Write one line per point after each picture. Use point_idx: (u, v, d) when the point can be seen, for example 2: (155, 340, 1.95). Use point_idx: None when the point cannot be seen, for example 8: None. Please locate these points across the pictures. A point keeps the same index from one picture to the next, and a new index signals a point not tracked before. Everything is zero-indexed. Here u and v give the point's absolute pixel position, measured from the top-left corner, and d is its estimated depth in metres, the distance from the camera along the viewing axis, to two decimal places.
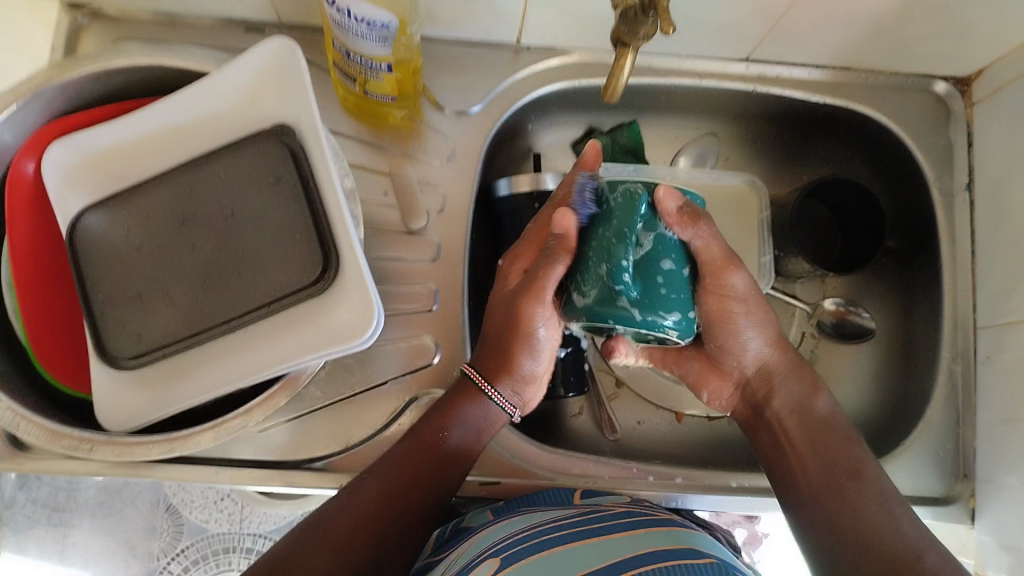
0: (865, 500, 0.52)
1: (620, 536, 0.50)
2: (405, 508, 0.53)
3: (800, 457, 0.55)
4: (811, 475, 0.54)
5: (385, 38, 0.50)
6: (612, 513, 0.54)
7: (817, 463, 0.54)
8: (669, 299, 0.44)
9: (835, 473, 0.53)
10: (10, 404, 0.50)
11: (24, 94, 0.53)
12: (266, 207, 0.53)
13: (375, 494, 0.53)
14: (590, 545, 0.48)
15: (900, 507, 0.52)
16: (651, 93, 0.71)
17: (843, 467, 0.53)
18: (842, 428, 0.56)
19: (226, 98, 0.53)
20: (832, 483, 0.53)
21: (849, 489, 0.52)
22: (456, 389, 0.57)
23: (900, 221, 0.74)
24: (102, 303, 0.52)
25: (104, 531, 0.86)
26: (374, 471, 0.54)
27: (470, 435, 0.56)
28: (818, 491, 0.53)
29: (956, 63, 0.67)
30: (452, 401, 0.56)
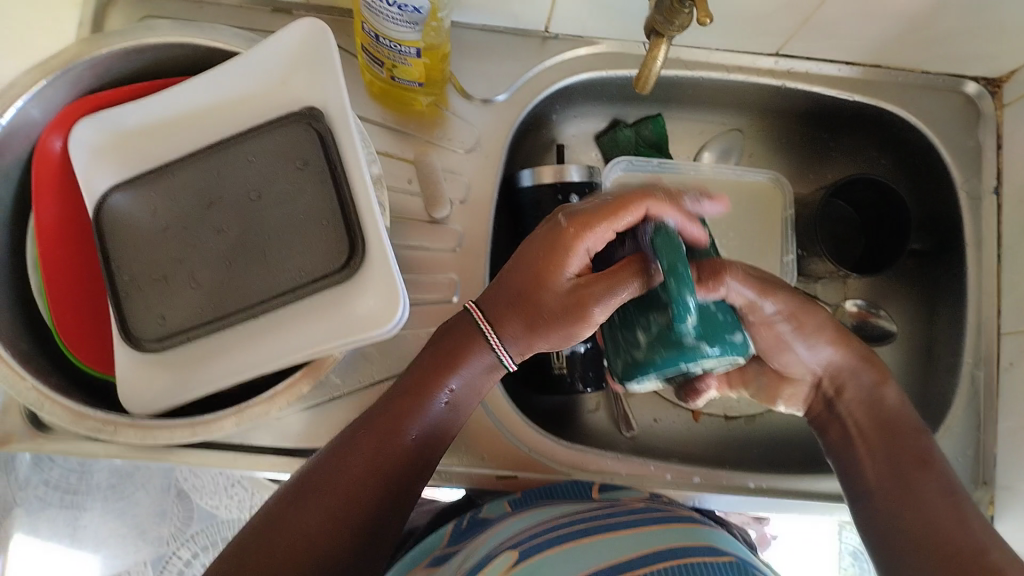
0: (931, 490, 0.51)
1: (640, 530, 0.49)
2: (392, 466, 0.48)
3: (871, 449, 0.54)
4: (877, 465, 0.53)
5: (416, 22, 0.50)
6: (630, 509, 0.54)
7: (885, 453, 0.54)
8: (726, 324, 0.49)
9: (903, 463, 0.52)
10: (32, 382, 0.50)
11: (53, 72, 0.53)
12: (292, 192, 0.52)
13: (367, 450, 0.48)
14: (610, 539, 0.48)
15: (965, 500, 0.50)
16: (678, 86, 0.70)
17: (911, 456, 0.53)
18: (911, 421, 0.55)
19: (254, 81, 0.53)
20: (898, 473, 0.52)
21: (916, 477, 0.51)
22: (457, 332, 0.52)
23: (927, 222, 0.73)
24: (126, 283, 0.52)
25: (115, 514, 0.86)
26: (372, 418, 0.49)
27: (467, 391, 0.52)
28: (884, 479, 0.53)
29: (988, 62, 0.66)
30: (456, 347, 0.51)
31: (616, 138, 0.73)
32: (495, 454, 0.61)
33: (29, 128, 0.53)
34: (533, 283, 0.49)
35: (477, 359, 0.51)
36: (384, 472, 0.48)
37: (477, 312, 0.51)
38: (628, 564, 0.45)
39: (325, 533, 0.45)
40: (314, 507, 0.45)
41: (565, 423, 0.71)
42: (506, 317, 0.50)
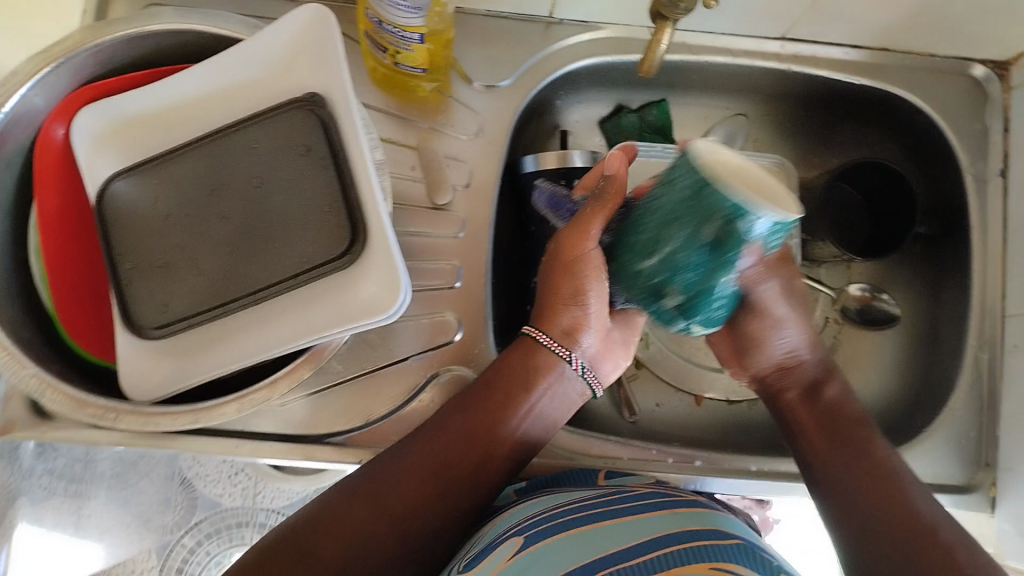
0: (883, 476, 0.52)
1: (650, 515, 0.49)
2: (455, 473, 0.51)
3: (814, 442, 0.56)
4: (823, 458, 0.55)
5: (419, 7, 0.49)
6: (636, 493, 0.54)
7: (826, 444, 0.55)
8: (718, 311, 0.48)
9: (850, 451, 0.54)
10: (34, 370, 0.50)
11: (56, 58, 0.52)
12: (294, 178, 0.52)
13: (423, 454, 0.51)
14: (620, 524, 0.48)
15: (913, 482, 0.52)
16: (682, 71, 0.70)
17: (855, 449, 0.54)
18: (852, 413, 0.56)
19: (257, 67, 0.53)
20: (843, 464, 0.54)
21: (860, 466, 0.53)
22: (517, 349, 0.55)
23: (933, 206, 0.73)
24: (129, 270, 0.52)
25: (119, 503, 0.86)
26: (438, 427, 0.52)
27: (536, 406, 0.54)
28: (838, 469, 0.54)
29: (995, 45, 0.66)
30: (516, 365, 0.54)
31: (620, 122, 0.72)
32: None
33: (32, 116, 0.53)
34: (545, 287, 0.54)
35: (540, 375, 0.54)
36: (461, 464, 0.51)
37: (539, 334, 0.54)
38: (636, 548, 0.45)
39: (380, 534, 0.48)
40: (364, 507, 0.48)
41: None
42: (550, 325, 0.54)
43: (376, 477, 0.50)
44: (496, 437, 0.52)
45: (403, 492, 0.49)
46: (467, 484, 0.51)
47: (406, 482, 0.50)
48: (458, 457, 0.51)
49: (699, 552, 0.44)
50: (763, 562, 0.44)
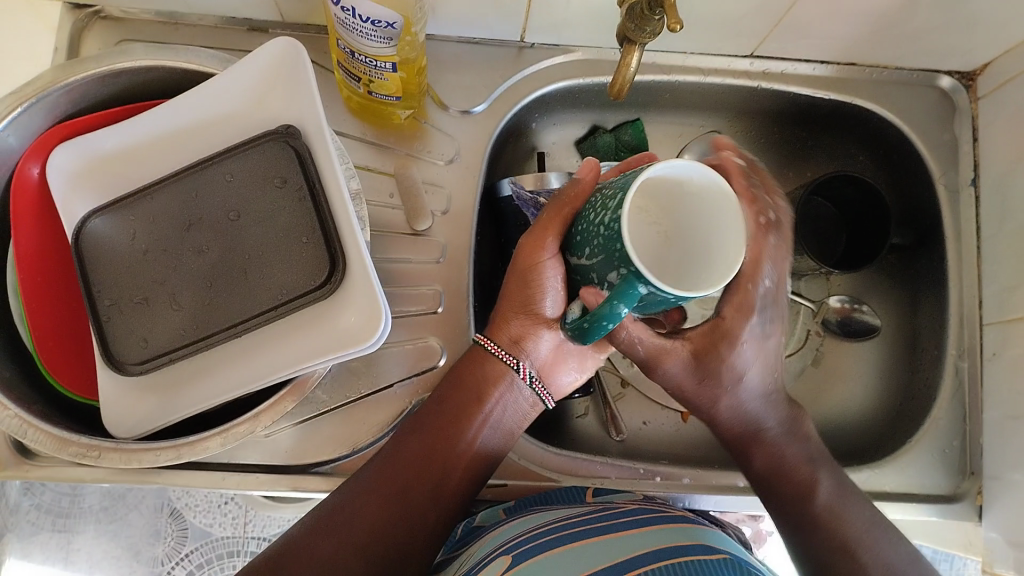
0: (832, 542, 0.53)
1: (635, 532, 0.49)
2: (415, 493, 0.51)
3: (774, 502, 0.55)
4: (784, 523, 0.55)
5: (390, 37, 0.50)
6: (622, 510, 0.54)
7: (783, 507, 0.55)
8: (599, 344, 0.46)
9: (811, 527, 0.53)
10: (15, 409, 0.50)
11: (27, 98, 0.52)
12: (272, 210, 0.52)
13: (376, 484, 0.51)
14: (607, 541, 0.48)
15: (863, 540, 0.53)
16: (655, 91, 0.71)
17: (810, 515, 0.54)
18: (799, 463, 0.55)
19: (231, 102, 0.53)
20: (802, 532, 0.54)
21: (818, 537, 0.53)
22: (468, 360, 0.54)
23: (906, 216, 0.74)
24: (107, 307, 0.52)
25: (108, 537, 0.85)
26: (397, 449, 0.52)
27: (490, 420, 0.54)
28: (802, 543, 0.54)
29: (960, 57, 0.67)
30: (467, 379, 0.54)
31: (595, 143, 0.73)
32: None
33: (6, 156, 0.53)
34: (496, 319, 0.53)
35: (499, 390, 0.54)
36: (419, 481, 0.51)
37: (488, 343, 0.53)
38: (623, 565, 0.45)
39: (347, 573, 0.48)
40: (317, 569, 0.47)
41: (556, 429, 0.71)
42: (498, 331, 0.53)
43: (332, 526, 0.49)
44: (452, 452, 0.52)
45: (366, 525, 0.49)
46: (427, 501, 0.52)
47: (371, 510, 0.50)
48: (417, 475, 0.52)
49: (683, 565, 0.44)
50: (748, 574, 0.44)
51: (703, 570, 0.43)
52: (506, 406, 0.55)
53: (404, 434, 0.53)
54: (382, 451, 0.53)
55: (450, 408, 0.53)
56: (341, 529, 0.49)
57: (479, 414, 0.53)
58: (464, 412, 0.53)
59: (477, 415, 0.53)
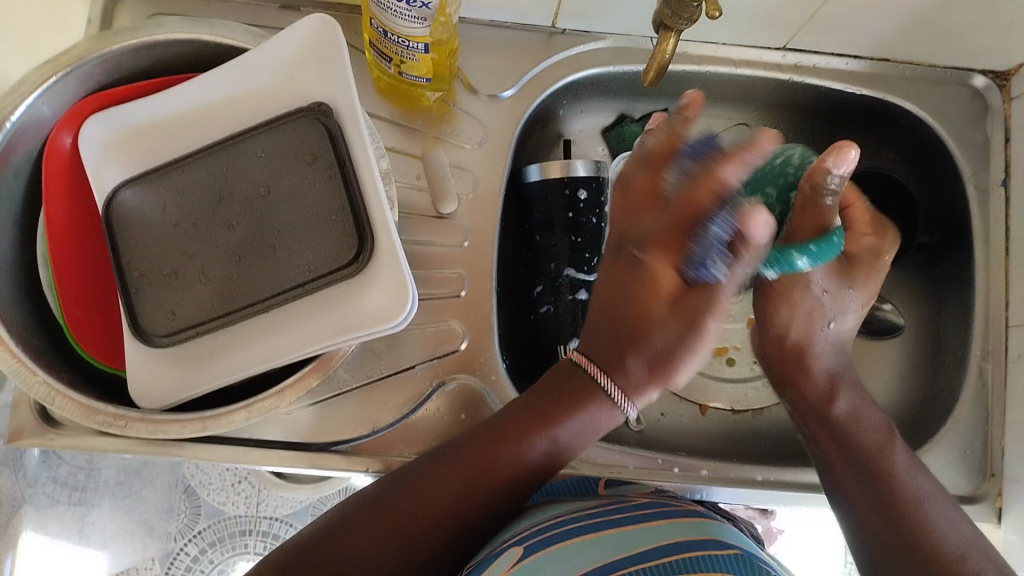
0: (902, 495, 0.53)
1: (645, 525, 0.49)
2: (477, 494, 0.50)
3: (835, 454, 0.56)
4: (845, 477, 0.55)
5: (424, 18, 0.50)
6: (636, 504, 0.54)
7: (846, 459, 0.56)
8: None
9: (879, 479, 0.54)
10: (43, 377, 0.50)
11: (63, 67, 0.53)
12: (302, 187, 0.52)
13: (446, 479, 0.50)
14: (619, 534, 0.48)
15: (932, 500, 0.53)
16: (686, 81, 0.70)
17: (876, 467, 0.54)
18: (866, 424, 0.57)
19: (264, 77, 0.53)
20: (864, 481, 0.54)
21: (882, 486, 0.53)
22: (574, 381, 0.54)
23: (932, 216, 0.73)
24: (136, 279, 0.52)
25: (123, 512, 0.87)
26: (470, 441, 0.52)
27: (575, 438, 0.53)
28: (866, 497, 0.54)
29: (996, 56, 0.66)
30: (566, 394, 0.54)
31: (623, 132, 0.74)
32: None
33: (40, 125, 0.53)
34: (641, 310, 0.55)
35: (597, 407, 0.54)
36: (498, 484, 0.51)
37: (590, 365, 0.55)
38: (634, 558, 0.45)
39: (416, 546, 0.48)
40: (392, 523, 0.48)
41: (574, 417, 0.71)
42: (617, 354, 0.55)
43: (418, 478, 0.50)
44: (526, 465, 0.52)
45: (438, 513, 0.49)
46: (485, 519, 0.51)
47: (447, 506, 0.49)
48: (504, 477, 0.51)
49: (691, 561, 0.44)
50: (758, 571, 0.44)
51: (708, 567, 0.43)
52: (593, 430, 0.54)
53: (475, 433, 0.52)
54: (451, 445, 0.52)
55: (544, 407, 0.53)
56: (426, 487, 0.50)
57: (574, 432, 0.53)
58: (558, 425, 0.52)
59: (566, 429, 0.53)
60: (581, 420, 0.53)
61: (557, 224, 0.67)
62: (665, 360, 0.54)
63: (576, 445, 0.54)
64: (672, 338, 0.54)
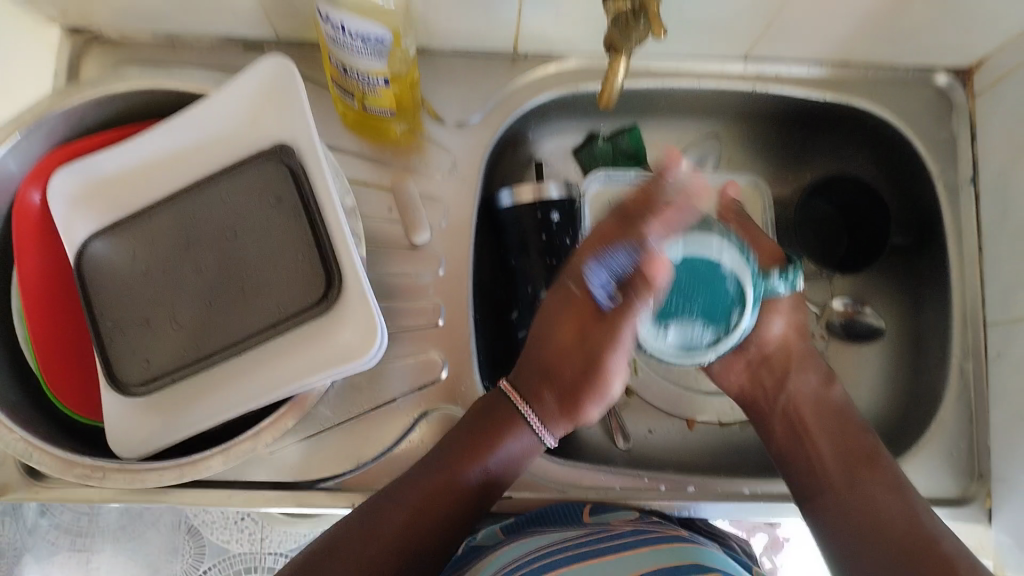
0: (881, 492, 0.55)
1: (627, 556, 0.49)
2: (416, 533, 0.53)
3: (818, 446, 0.58)
4: (830, 467, 0.57)
5: (381, 53, 0.51)
6: (618, 532, 0.53)
7: (832, 448, 0.58)
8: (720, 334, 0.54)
9: (862, 468, 0.56)
10: (22, 433, 0.51)
11: (26, 125, 0.54)
12: (267, 228, 0.53)
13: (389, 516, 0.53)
14: (598, 568, 0.48)
15: (906, 493, 0.55)
16: (651, 97, 0.71)
17: (860, 454, 0.57)
18: (852, 417, 0.60)
19: (224, 120, 0.53)
20: (850, 470, 0.56)
21: (866, 474, 0.56)
22: (494, 403, 0.58)
23: (908, 219, 0.73)
24: (109, 329, 0.52)
25: (127, 555, 0.87)
26: (416, 479, 0.54)
27: (506, 463, 0.57)
28: (855, 490, 0.55)
29: (955, 52, 0.67)
30: (493, 424, 0.56)
31: (592, 151, 0.74)
32: None
33: (7, 183, 0.54)
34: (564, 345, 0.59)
35: (517, 438, 0.57)
36: (445, 507, 0.54)
37: (520, 404, 0.58)
38: None
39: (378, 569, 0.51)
40: (370, 543, 0.52)
41: (560, 438, 0.71)
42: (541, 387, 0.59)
43: (386, 504, 0.54)
44: (471, 484, 0.55)
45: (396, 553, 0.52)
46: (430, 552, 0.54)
47: (414, 532, 0.53)
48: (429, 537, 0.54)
49: None
50: None
51: None
52: (525, 452, 0.58)
53: (423, 466, 0.55)
54: (406, 478, 0.55)
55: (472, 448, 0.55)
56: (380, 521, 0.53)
57: (509, 449, 0.57)
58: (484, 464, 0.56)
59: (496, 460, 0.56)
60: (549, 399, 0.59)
61: (531, 248, 0.67)
62: (593, 371, 0.58)
63: (513, 470, 0.58)
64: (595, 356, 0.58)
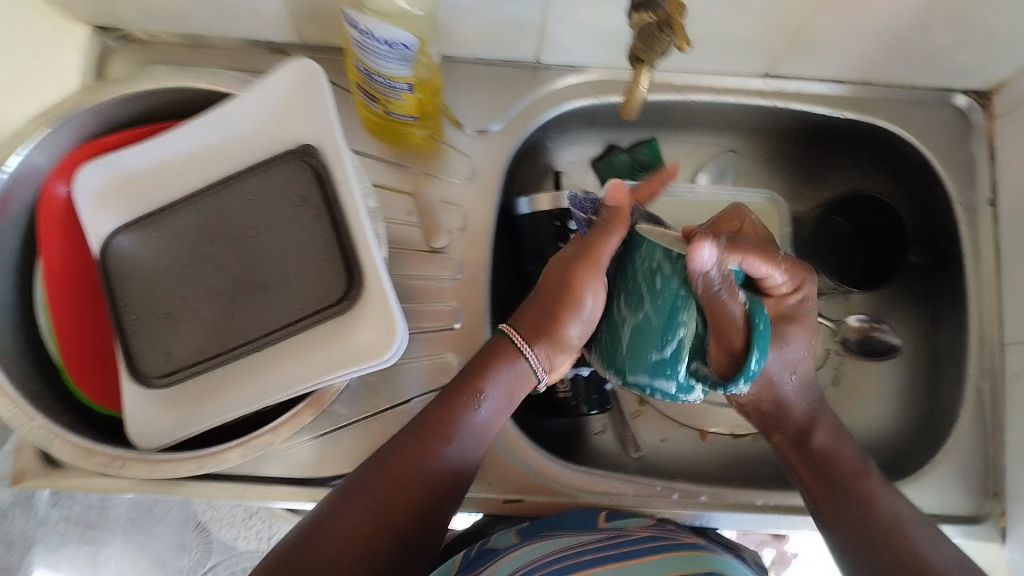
0: (887, 528, 0.53)
1: (645, 563, 0.49)
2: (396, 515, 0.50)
3: (815, 487, 0.56)
4: (826, 508, 0.56)
5: (406, 58, 0.51)
6: (636, 537, 0.54)
7: (824, 489, 0.56)
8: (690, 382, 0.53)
9: (856, 507, 0.54)
10: (42, 421, 0.51)
11: (55, 119, 0.55)
12: (291, 227, 0.54)
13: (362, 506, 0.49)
14: (615, 572, 0.48)
15: (923, 539, 0.53)
16: (670, 110, 0.72)
17: (854, 493, 0.55)
18: (845, 451, 0.57)
19: (252, 121, 0.54)
20: (847, 511, 0.55)
21: (865, 514, 0.54)
22: (492, 351, 0.55)
23: (924, 237, 0.74)
24: (132, 322, 0.53)
25: (135, 548, 0.87)
26: (390, 454, 0.51)
27: (494, 415, 0.54)
28: (853, 531, 0.54)
29: (975, 75, 0.67)
30: (479, 371, 0.54)
31: (612, 161, 0.74)
32: (499, 478, 0.61)
33: (34, 174, 0.55)
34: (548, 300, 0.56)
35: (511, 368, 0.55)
36: (420, 487, 0.51)
37: (513, 334, 0.56)
38: None
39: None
40: (342, 535, 0.48)
41: (570, 446, 0.72)
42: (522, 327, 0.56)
43: (360, 487, 0.50)
44: (449, 460, 0.52)
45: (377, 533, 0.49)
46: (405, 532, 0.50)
47: (398, 512, 0.50)
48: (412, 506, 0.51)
49: None
50: None
51: None
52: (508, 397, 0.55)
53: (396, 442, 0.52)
54: (387, 449, 0.52)
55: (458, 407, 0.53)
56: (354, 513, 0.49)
57: (490, 399, 0.54)
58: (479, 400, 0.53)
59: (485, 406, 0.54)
60: (541, 346, 0.55)
61: (548, 255, 0.68)
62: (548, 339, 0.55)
63: (500, 413, 0.55)
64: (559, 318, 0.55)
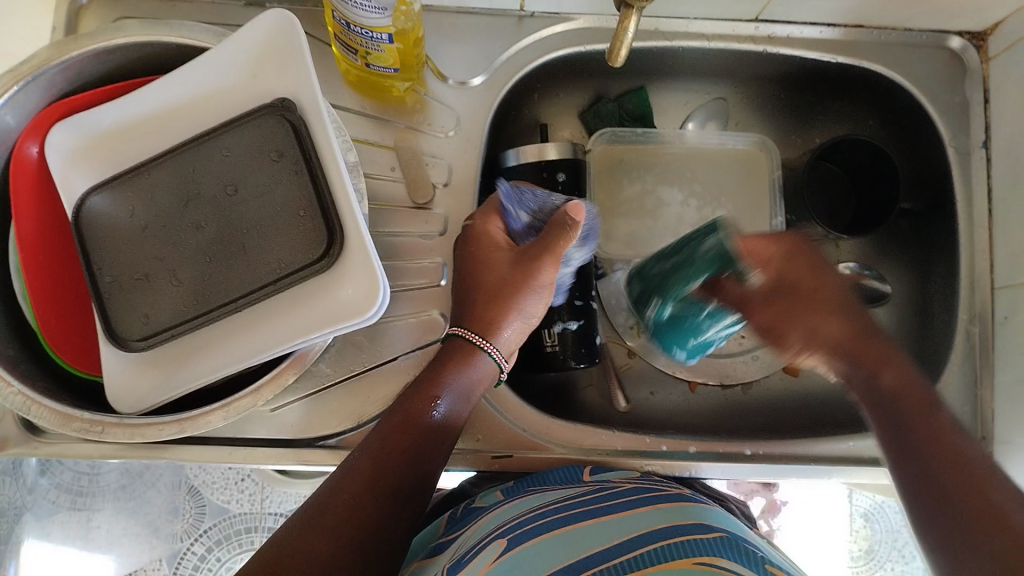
0: (943, 454, 0.46)
1: (629, 514, 0.49)
2: (370, 506, 0.48)
3: (890, 444, 0.50)
4: (895, 456, 0.49)
5: (383, 7, 0.49)
6: (620, 492, 0.53)
7: (897, 440, 0.49)
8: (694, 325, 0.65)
9: (919, 442, 0.48)
10: (18, 387, 0.51)
11: (24, 77, 0.53)
12: (269, 185, 0.52)
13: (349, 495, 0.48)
14: (600, 524, 0.48)
15: (988, 464, 0.46)
16: (656, 58, 0.70)
17: (919, 431, 0.48)
18: (919, 388, 0.50)
19: (227, 75, 0.52)
20: (924, 451, 0.47)
21: (936, 446, 0.47)
22: (449, 349, 0.56)
23: (915, 182, 0.73)
24: (109, 284, 0.52)
25: (127, 514, 0.87)
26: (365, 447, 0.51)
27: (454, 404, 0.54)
28: (916, 471, 0.47)
29: (969, 16, 0.65)
30: (440, 365, 0.55)
31: (599, 111, 0.73)
32: (489, 434, 0.61)
33: (4, 136, 0.53)
34: (477, 278, 0.57)
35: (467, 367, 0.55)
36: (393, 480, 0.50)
37: (471, 335, 0.56)
38: (618, 549, 0.44)
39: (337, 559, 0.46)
40: (322, 531, 0.47)
41: (560, 402, 0.72)
42: (469, 313, 0.57)
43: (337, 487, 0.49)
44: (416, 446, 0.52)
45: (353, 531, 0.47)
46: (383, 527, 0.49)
47: (365, 505, 0.48)
48: (380, 499, 0.49)
49: (676, 544, 0.43)
50: (749, 553, 0.43)
51: (698, 548, 0.42)
52: (470, 388, 0.55)
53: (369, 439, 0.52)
54: (358, 452, 0.51)
55: (422, 413, 0.52)
56: (333, 505, 0.48)
57: (449, 396, 0.54)
58: (435, 403, 0.53)
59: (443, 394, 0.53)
60: (511, 325, 0.57)
61: None
62: (502, 299, 0.56)
63: (457, 417, 0.55)
64: (514, 280, 0.57)
